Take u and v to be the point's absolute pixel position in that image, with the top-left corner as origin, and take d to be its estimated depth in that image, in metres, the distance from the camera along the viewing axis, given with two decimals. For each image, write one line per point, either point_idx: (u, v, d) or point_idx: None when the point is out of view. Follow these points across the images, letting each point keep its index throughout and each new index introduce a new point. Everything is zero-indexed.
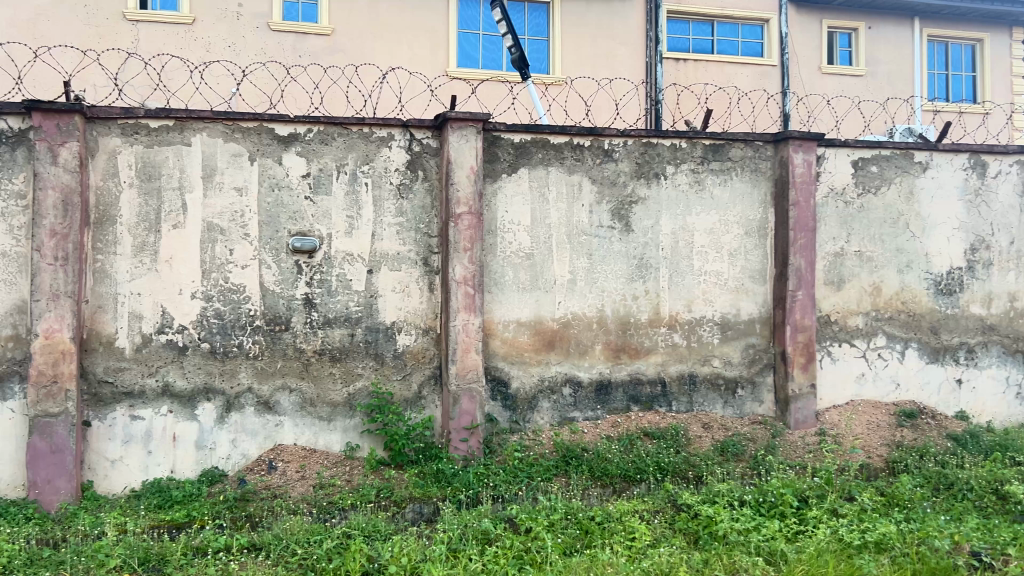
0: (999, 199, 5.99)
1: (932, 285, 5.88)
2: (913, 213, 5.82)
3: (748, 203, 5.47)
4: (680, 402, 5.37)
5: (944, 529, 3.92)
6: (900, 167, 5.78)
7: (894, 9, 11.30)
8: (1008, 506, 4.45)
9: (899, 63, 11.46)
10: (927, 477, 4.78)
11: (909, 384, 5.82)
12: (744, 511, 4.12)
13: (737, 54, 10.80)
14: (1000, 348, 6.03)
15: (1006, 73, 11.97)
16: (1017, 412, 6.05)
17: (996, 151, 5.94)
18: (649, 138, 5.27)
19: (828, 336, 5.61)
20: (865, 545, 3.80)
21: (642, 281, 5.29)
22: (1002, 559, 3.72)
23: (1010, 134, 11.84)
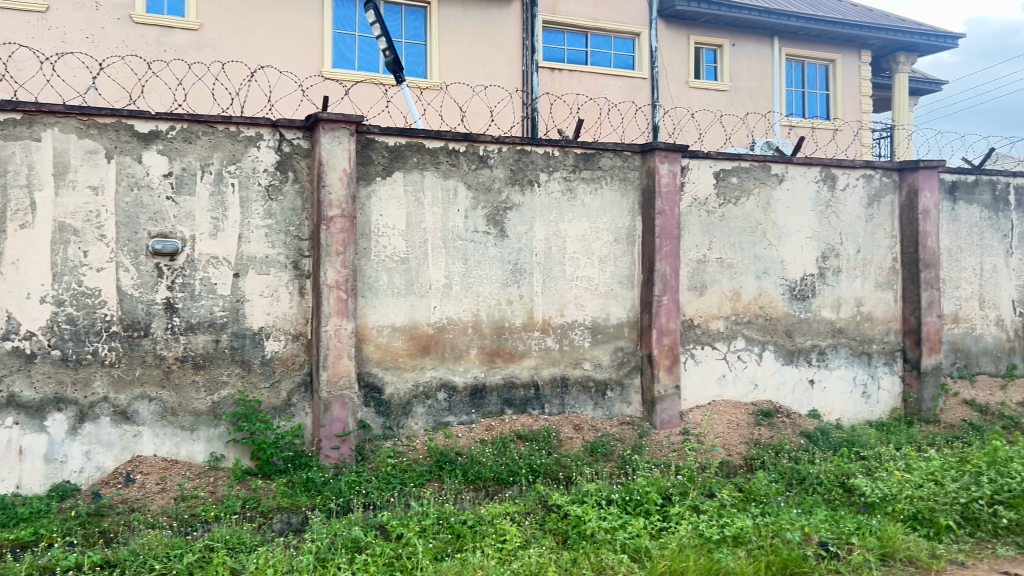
0: (847, 210, 6.40)
1: (787, 290, 6.21)
2: (770, 223, 6.13)
3: (618, 211, 5.63)
4: (553, 404, 5.46)
5: (796, 521, 4.15)
6: (758, 179, 6.08)
7: (756, 28, 11.88)
8: (853, 498, 4.76)
9: (759, 80, 12.05)
10: (782, 473, 5.06)
11: (766, 384, 6.13)
12: (611, 510, 4.24)
13: (610, 66, 11.10)
14: (848, 350, 6.43)
15: (855, 92, 12.79)
16: (863, 410, 6.48)
17: (844, 165, 6.34)
18: (523, 145, 5.33)
19: (692, 339, 5.84)
20: (723, 540, 3.97)
21: (516, 286, 5.36)
22: (847, 548, 3.99)
23: (858, 149, 12.68)
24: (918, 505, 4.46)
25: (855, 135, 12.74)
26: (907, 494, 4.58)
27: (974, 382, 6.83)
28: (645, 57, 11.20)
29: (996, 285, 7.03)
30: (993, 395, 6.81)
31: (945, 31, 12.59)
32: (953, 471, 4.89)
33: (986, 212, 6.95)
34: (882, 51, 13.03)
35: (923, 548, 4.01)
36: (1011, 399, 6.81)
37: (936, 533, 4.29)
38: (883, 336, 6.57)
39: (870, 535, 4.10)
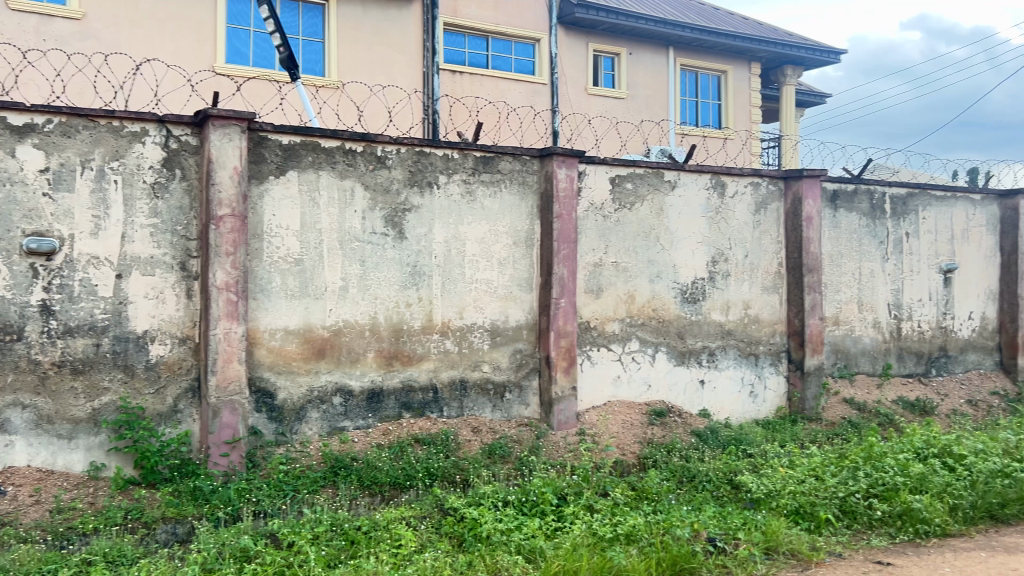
0: (736, 216, 6.63)
1: (679, 294, 6.38)
2: (663, 227, 6.29)
3: (517, 214, 5.67)
4: (451, 408, 5.44)
5: (685, 518, 4.26)
6: (652, 185, 6.23)
7: (652, 38, 12.17)
8: (740, 494, 4.92)
9: (655, 88, 12.36)
10: (673, 472, 5.20)
11: (659, 385, 6.28)
12: (507, 512, 4.26)
13: (510, 70, 11.18)
14: (737, 351, 6.66)
15: (745, 103, 13.27)
16: (750, 409, 6.71)
17: (733, 173, 6.57)
18: (422, 147, 5.30)
19: (588, 341, 5.93)
20: (616, 538, 4.04)
21: (414, 288, 5.31)
22: (734, 543, 4.13)
23: (748, 158, 13.16)
24: (800, 499, 4.65)
25: (745, 144, 13.22)
26: (790, 490, 4.76)
27: (853, 381, 7.19)
28: (545, 63, 11.33)
29: (874, 289, 7.41)
30: (870, 394, 7.18)
31: (828, 47, 13.21)
32: (833, 466, 5.12)
33: (864, 220, 7.31)
34: (770, 64, 13.56)
35: (804, 542, 4.18)
36: (886, 397, 7.20)
37: (816, 527, 4.49)
38: (770, 338, 6.82)
39: (756, 530, 4.25)
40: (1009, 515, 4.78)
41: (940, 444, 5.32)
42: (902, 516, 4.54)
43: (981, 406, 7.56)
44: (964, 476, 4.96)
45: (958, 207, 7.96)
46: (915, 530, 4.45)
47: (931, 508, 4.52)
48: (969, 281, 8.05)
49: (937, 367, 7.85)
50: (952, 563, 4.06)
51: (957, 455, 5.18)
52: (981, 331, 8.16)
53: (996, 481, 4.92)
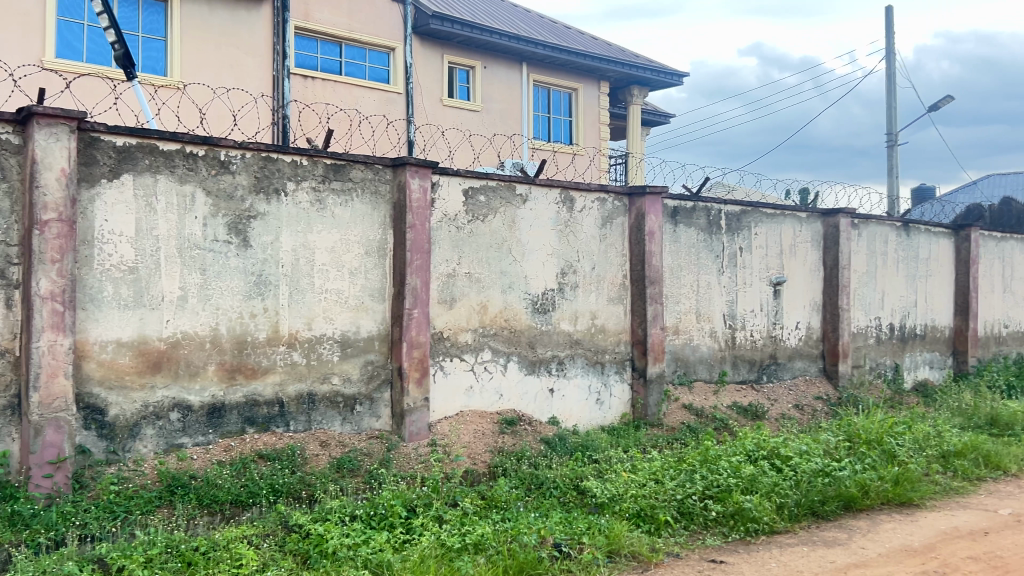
0: (583, 230, 6.83)
1: (530, 304, 6.50)
2: (515, 240, 6.39)
3: (368, 224, 5.61)
4: (298, 421, 5.30)
5: (532, 525, 4.34)
6: (504, 198, 6.32)
7: (505, 53, 12.36)
8: (585, 500, 5.06)
9: (508, 102, 12.56)
10: (522, 479, 5.29)
11: (510, 394, 6.36)
12: (355, 526, 4.19)
13: (364, 78, 11.07)
14: (585, 360, 6.84)
15: (594, 120, 13.71)
16: (596, 416, 6.92)
17: (581, 189, 6.76)
18: (269, 153, 5.16)
19: (441, 351, 5.92)
20: (464, 548, 4.05)
21: (260, 298, 5.15)
22: (578, 548, 4.23)
23: (596, 173, 13.61)
24: (642, 503, 4.83)
25: (593, 160, 13.67)
26: (632, 494, 4.94)
27: (692, 388, 7.55)
28: (399, 72, 11.30)
29: (711, 300, 7.80)
30: (707, 399, 7.56)
31: (672, 69, 13.87)
32: (672, 470, 5.34)
33: (702, 235, 7.70)
34: (618, 83, 14.09)
35: (645, 543, 4.35)
36: (722, 403, 7.61)
37: (656, 528, 4.67)
38: (615, 347, 7.06)
39: (600, 534, 4.37)
40: (829, 512, 5.16)
41: (769, 446, 5.65)
42: (734, 515, 4.81)
43: (806, 409, 8.13)
44: (790, 476, 5.30)
45: (786, 224, 8.52)
46: (746, 528, 4.73)
47: (760, 507, 4.82)
48: (796, 293, 8.63)
49: (768, 374, 8.37)
50: (778, 558, 4.33)
51: (784, 456, 5.54)
52: (807, 339, 8.76)
53: (817, 479, 5.30)
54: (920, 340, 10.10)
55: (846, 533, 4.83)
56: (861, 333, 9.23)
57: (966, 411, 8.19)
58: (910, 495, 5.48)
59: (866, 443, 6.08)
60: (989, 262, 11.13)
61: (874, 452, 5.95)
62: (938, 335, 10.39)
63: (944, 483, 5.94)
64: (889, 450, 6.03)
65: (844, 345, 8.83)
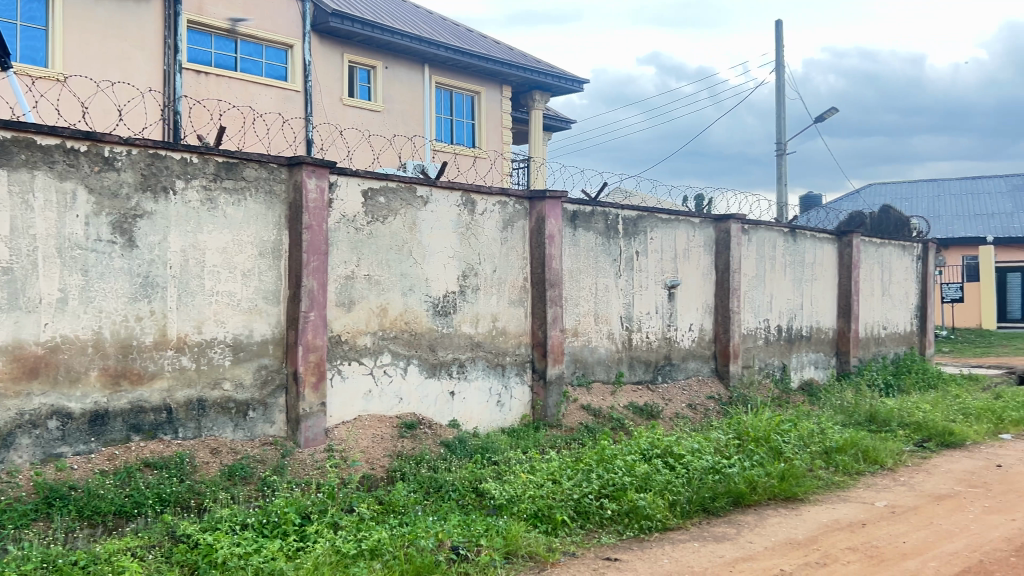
0: (484, 233, 6.85)
1: (430, 307, 6.46)
2: (415, 242, 6.34)
3: (263, 224, 5.47)
4: (187, 428, 5.12)
5: (430, 529, 4.32)
6: (404, 200, 6.27)
7: (407, 53, 12.28)
8: (483, 502, 5.07)
9: (409, 103, 12.48)
10: (420, 483, 5.27)
11: (410, 398, 6.30)
12: (246, 535, 4.08)
13: (260, 75, 10.80)
14: (485, 362, 6.86)
15: (497, 124, 13.77)
16: (496, 418, 6.94)
17: (482, 192, 6.78)
18: (156, 149, 4.97)
19: (338, 355, 5.82)
20: (360, 554, 4.00)
21: (146, 301, 4.95)
22: (475, 550, 4.23)
23: (497, 176, 13.68)
24: (539, 503, 4.88)
25: (495, 163, 13.73)
26: (529, 494, 4.98)
27: (590, 388, 7.66)
28: (298, 70, 11.08)
29: (609, 303, 7.94)
30: (605, 400, 7.70)
31: (572, 75, 14.08)
32: (570, 470, 5.42)
33: (601, 239, 7.82)
34: (520, 88, 14.21)
35: (542, 543, 4.39)
36: (618, 403, 7.77)
37: (552, 529, 4.73)
38: (515, 349, 7.10)
39: (497, 535, 4.39)
40: (718, 507, 5.32)
41: (663, 444, 5.80)
42: (629, 513, 4.92)
43: (699, 409, 8.39)
44: (682, 473, 5.46)
45: (681, 229, 8.76)
46: (640, 525, 4.85)
47: (654, 505, 4.95)
48: (690, 296, 8.88)
49: (663, 375, 8.57)
50: (670, 554, 4.45)
51: (677, 455, 5.70)
52: (700, 341, 9.02)
53: (708, 477, 5.47)
54: (806, 341, 10.54)
55: (735, 528, 4.99)
56: (751, 335, 9.57)
57: (847, 408, 8.60)
58: (795, 490, 5.71)
59: (754, 441, 6.31)
60: (869, 267, 11.71)
61: (761, 449, 6.18)
62: (823, 336, 10.87)
63: (826, 478, 6.22)
64: (776, 447, 6.28)
65: (735, 346, 9.14)
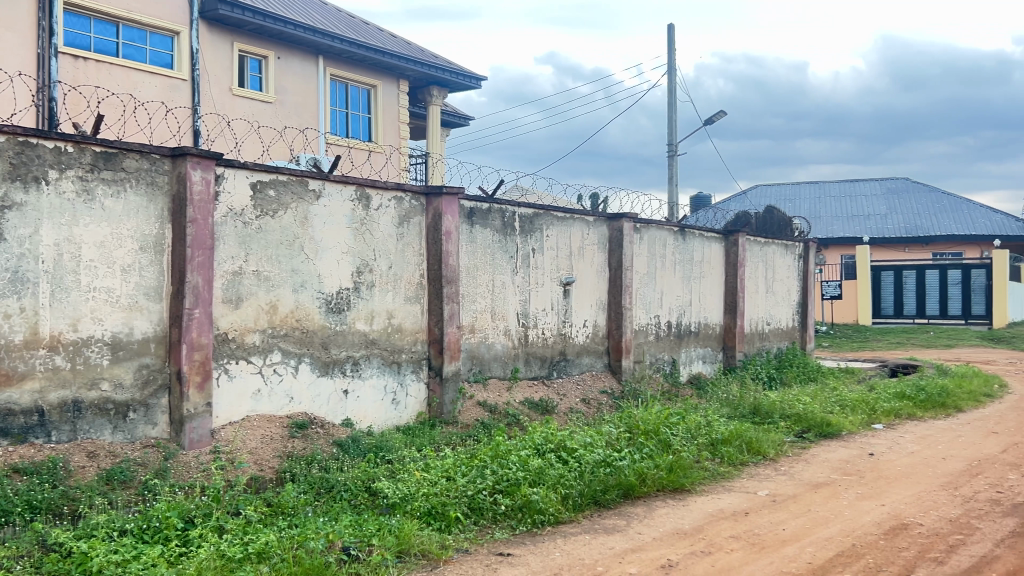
0: (379, 228, 6.77)
1: (323, 303, 6.33)
2: (307, 237, 6.21)
3: (144, 218, 5.24)
4: (61, 431, 4.85)
5: (320, 530, 4.25)
6: (296, 193, 6.13)
7: (300, 44, 12.00)
8: (376, 501, 5.02)
9: (303, 95, 12.20)
10: (310, 483, 5.17)
11: (301, 397, 6.16)
12: (124, 541, 3.91)
13: (144, 62, 10.35)
14: (380, 360, 6.78)
15: (393, 119, 13.63)
16: (391, 416, 6.87)
17: (377, 186, 6.70)
18: (27, 137, 4.70)
19: (225, 353, 5.63)
20: (246, 557, 3.88)
21: (16, 298, 4.66)
22: (367, 550, 4.19)
23: (393, 171, 13.55)
24: (433, 500, 4.86)
25: (391, 158, 13.58)
26: (423, 492, 4.95)
27: (487, 385, 7.66)
28: (185, 57, 10.67)
29: (505, 300, 7.97)
30: (501, 396, 7.73)
31: (469, 72, 14.10)
32: (464, 466, 5.42)
33: (498, 236, 7.84)
34: (417, 83, 14.12)
35: (434, 541, 4.38)
36: (514, 399, 7.82)
37: (446, 526, 4.72)
38: (411, 346, 7.05)
39: (389, 534, 4.35)
40: (610, 500, 5.43)
41: (556, 439, 5.88)
42: (522, 508, 4.97)
43: (592, 404, 8.55)
44: (575, 467, 5.56)
45: (576, 227, 8.88)
46: (533, 520, 4.90)
47: (546, 499, 5.02)
48: (584, 293, 9.01)
49: (558, 370, 8.68)
50: (561, 548, 4.50)
51: (570, 448, 5.79)
52: (594, 336, 9.18)
53: (599, 470, 5.59)
54: (695, 336, 10.87)
55: (625, 520, 5.10)
56: (642, 331, 9.79)
57: (732, 401, 8.92)
58: (683, 481, 5.87)
59: (644, 434, 6.48)
60: (754, 266, 12.17)
61: (650, 442, 6.34)
62: (710, 332, 11.23)
63: (712, 469, 6.43)
64: (664, 440, 6.46)
65: (627, 341, 9.34)
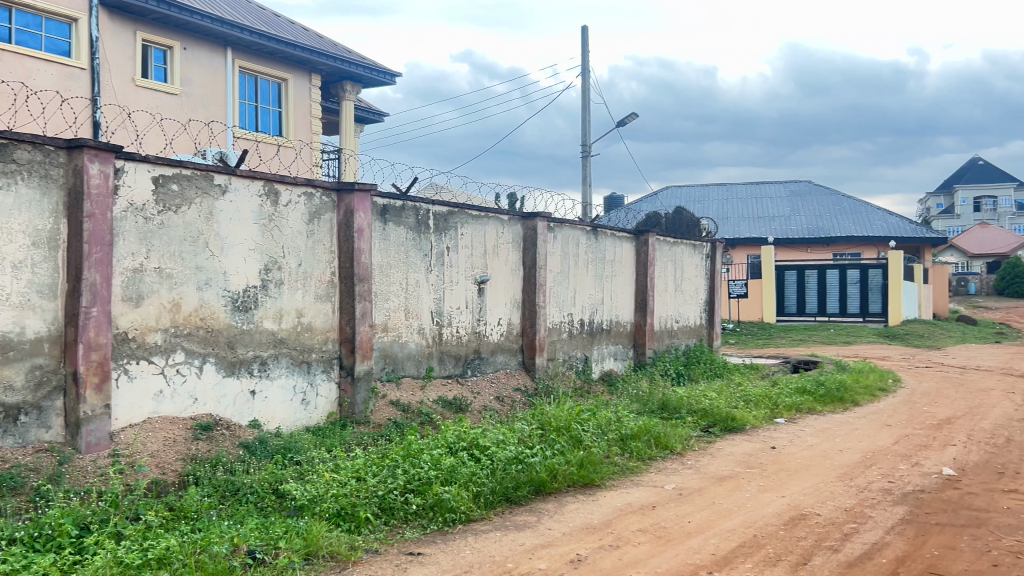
0: (288, 225, 6.64)
1: (229, 302, 6.17)
2: (212, 233, 6.04)
3: (37, 212, 5.01)
4: None
5: (224, 533, 4.15)
6: (200, 188, 5.95)
7: (207, 35, 11.67)
8: (284, 503, 4.93)
9: (210, 88, 11.86)
10: (215, 486, 5.04)
11: (206, 398, 5.99)
12: (13, 550, 3.74)
13: (39, 48, 9.91)
14: (289, 359, 6.65)
15: (305, 113, 13.38)
16: (301, 417, 6.75)
17: (286, 182, 6.57)
18: None
19: (124, 353, 5.44)
20: (145, 564, 3.76)
21: None
22: (273, 553, 4.12)
23: (305, 167, 13.30)
24: (342, 501, 4.81)
25: (302, 154, 13.34)
26: (332, 493, 4.89)
27: (400, 384, 7.61)
28: (83, 45, 10.25)
29: (419, 298, 7.93)
30: (414, 395, 7.69)
31: (383, 68, 13.97)
32: (375, 466, 5.38)
33: (411, 234, 7.79)
34: (330, 78, 13.91)
35: (343, 542, 4.33)
36: (427, 398, 7.79)
37: (356, 526, 4.68)
38: (321, 346, 6.94)
39: (296, 537, 4.29)
40: (521, 496, 5.47)
41: (468, 437, 5.89)
42: (433, 507, 4.96)
43: (506, 401, 8.59)
44: (486, 465, 5.57)
45: (490, 225, 8.89)
46: (444, 518, 4.90)
47: (458, 497, 5.02)
48: (498, 291, 9.04)
49: (472, 368, 8.68)
50: (472, 545, 4.51)
51: (482, 446, 5.80)
52: (508, 334, 9.21)
53: (511, 467, 5.62)
54: (607, 334, 11.04)
55: (536, 516, 5.14)
56: (556, 329, 9.89)
57: (642, 397, 9.10)
58: (593, 477, 5.96)
59: (556, 430, 6.54)
60: (664, 265, 12.44)
61: (562, 438, 6.41)
62: (622, 330, 11.42)
63: (622, 464, 6.55)
64: (575, 436, 6.54)
65: (540, 339, 9.42)
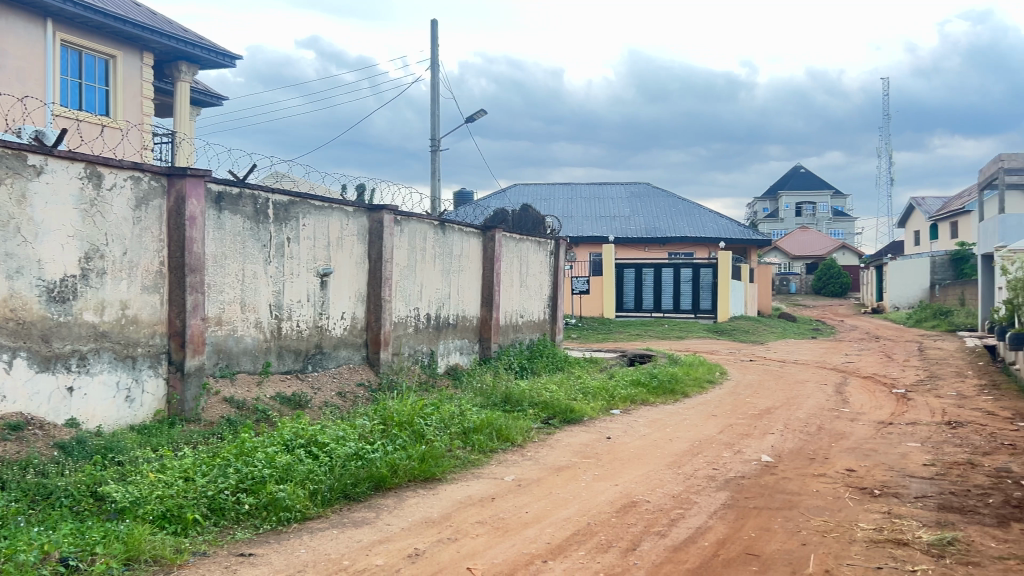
0: (112, 211, 6.24)
1: (43, 292, 5.73)
2: (24, 217, 5.59)
3: None
4: None
5: (33, 540, 3.86)
6: (11, 168, 5.49)
7: (25, 3, 10.79)
8: (103, 506, 4.64)
9: (27, 60, 10.96)
10: (24, 491, 4.68)
11: (15, 395, 5.54)
12: None
13: None
14: (111, 354, 6.26)
15: (135, 93, 12.63)
16: (123, 415, 6.37)
17: (110, 164, 6.16)
18: None
19: None
20: None
21: None
22: (89, 560, 3.86)
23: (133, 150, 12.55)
24: (168, 503, 4.58)
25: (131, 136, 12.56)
26: (157, 494, 4.66)
27: (234, 379, 7.33)
28: None
29: (256, 290, 7.65)
30: (249, 391, 7.43)
31: (223, 50, 13.40)
32: (205, 466, 5.16)
33: (248, 223, 7.50)
34: (163, 57, 13.21)
35: (167, 546, 4.13)
36: (264, 394, 7.56)
37: (182, 528, 4.47)
38: (148, 339, 6.58)
39: (115, 541, 4.04)
40: (359, 493, 5.38)
41: (306, 434, 5.77)
42: (267, 506, 4.82)
43: (348, 397, 8.45)
44: (324, 462, 5.47)
45: (334, 217, 8.71)
46: (277, 518, 4.76)
47: (293, 496, 4.89)
48: (341, 284, 8.87)
49: (312, 363, 8.48)
50: (306, 544, 4.40)
51: (321, 443, 5.70)
52: (352, 328, 9.07)
53: (350, 464, 5.53)
54: (453, 329, 11.07)
55: (374, 512, 5.09)
56: (401, 323, 9.82)
57: (485, 391, 9.19)
58: (434, 471, 5.96)
59: (398, 425, 6.52)
60: (509, 260, 12.62)
61: (404, 433, 6.40)
62: (467, 324, 11.49)
63: (463, 457, 6.58)
64: (418, 430, 6.54)
65: (385, 333, 9.33)
